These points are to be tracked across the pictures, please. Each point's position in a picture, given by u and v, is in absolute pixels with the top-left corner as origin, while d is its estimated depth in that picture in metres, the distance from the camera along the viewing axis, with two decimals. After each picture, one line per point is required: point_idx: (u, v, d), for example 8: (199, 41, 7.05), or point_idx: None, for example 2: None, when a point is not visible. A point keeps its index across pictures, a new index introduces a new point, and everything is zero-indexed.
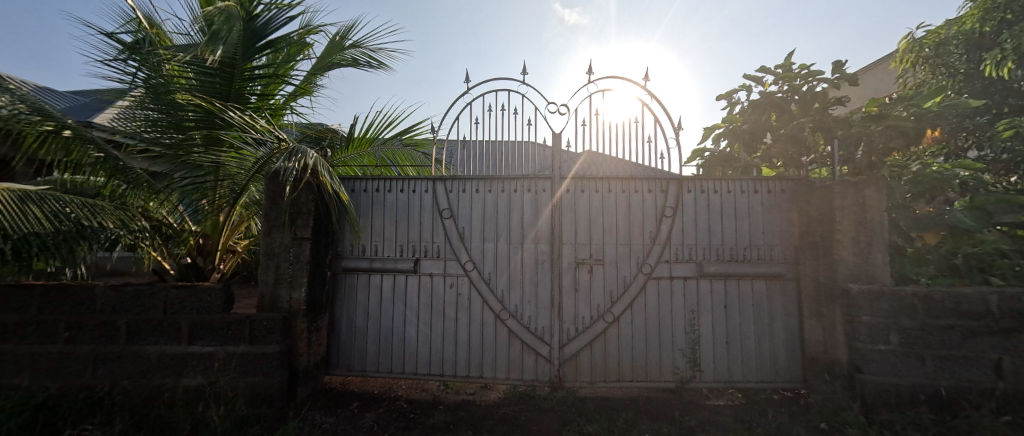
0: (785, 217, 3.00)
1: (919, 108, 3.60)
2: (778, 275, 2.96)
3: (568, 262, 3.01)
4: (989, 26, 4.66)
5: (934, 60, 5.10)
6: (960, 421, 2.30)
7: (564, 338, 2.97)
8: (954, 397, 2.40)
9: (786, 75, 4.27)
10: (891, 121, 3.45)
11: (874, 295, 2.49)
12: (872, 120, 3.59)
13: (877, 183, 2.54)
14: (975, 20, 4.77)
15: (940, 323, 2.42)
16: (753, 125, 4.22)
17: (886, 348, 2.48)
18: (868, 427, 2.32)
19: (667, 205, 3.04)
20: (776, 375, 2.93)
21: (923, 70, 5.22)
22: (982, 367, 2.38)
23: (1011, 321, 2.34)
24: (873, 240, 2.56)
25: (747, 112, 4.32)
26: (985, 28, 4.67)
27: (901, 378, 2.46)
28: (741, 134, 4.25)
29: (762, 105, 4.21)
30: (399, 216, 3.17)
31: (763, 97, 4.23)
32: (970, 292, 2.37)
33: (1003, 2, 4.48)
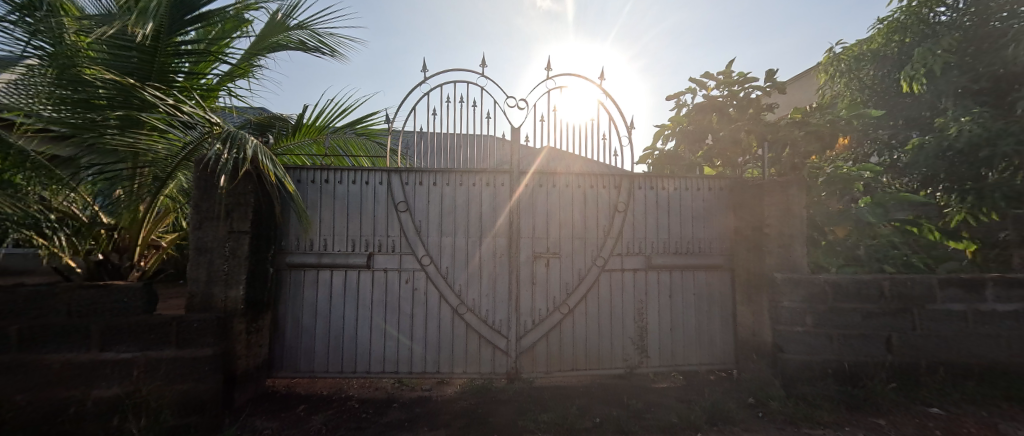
0: (723, 214, 3.27)
1: (834, 117, 4.05)
2: (716, 267, 3.22)
3: (525, 256, 3.06)
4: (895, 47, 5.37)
5: (847, 75, 5.84)
6: (858, 390, 2.70)
7: (520, 330, 3.01)
8: (856, 369, 2.80)
9: (725, 81, 4.60)
10: (811, 127, 3.87)
11: (798, 283, 2.79)
12: (797, 125, 3.98)
13: (799, 183, 2.84)
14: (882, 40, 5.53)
15: (845, 306, 2.79)
16: (697, 125, 4.51)
17: (802, 329, 2.80)
18: (788, 401, 2.65)
19: (619, 201, 3.18)
20: (713, 357, 3.20)
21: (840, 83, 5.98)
22: (877, 342, 2.80)
23: (897, 303, 2.81)
24: (797, 234, 2.87)
25: (691, 114, 4.62)
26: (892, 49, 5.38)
27: (814, 355, 2.79)
28: (686, 134, 4.53)
29: (705, 108, 4.51)
30: (351, 209, 3.02)
31: (705, 100, 4.53)
32: (869, 278, 2.77)
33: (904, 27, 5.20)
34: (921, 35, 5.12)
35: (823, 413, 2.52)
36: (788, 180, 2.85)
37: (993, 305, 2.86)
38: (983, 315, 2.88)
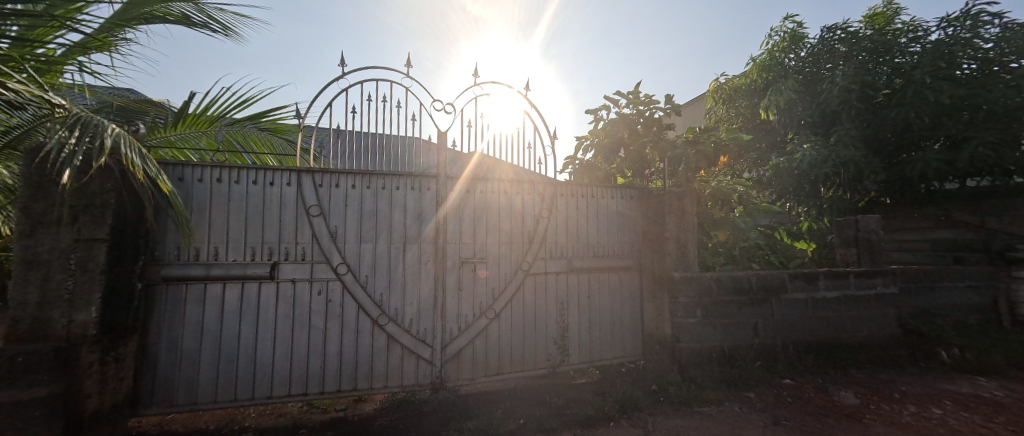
0: (634, 220, 3.58)
1: (718, 139, 4.71)
2: (627, 268, 3.51)
3: (452, 262, 3.00)
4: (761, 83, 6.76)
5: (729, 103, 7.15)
6: (734, 369, 3.25)
7: (446, 338, 2.94)
8: (732, 353, 3.35)
9: (635, 101, 5.07)
10: (700, 147, 4.47)
11: (691, 281, 3.23)
12: (689, 144, 4.57)
13: (691, 194, 3.31)
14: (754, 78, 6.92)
15: (723, 298, 3.32)
16: (611, 139, 4.88)
17: (693, 320, 3.24)
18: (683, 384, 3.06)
19: (543, 207, 3.30)
20: (624, 351, 3.48)
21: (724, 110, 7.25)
22: (746, 328, 3.41)
23: (760, 294, 3.44)
24: (687, 238, 3.34)
25: (606, 128, 4.98)
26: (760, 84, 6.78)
27: (702, 343, 3.27)
28: (602, 147, 4.88)
29: (617, 124, 4.91)
30: (250, 212, 2.65)
31: (617, 117, 4.92)
32: (741, 274, 3.35)
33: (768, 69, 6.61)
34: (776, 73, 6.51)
35: (710, 392, 2.97)
36: (682, 191, 3.30)
37: (824, 292, 3.84)
38: (816, 301, 3.79)
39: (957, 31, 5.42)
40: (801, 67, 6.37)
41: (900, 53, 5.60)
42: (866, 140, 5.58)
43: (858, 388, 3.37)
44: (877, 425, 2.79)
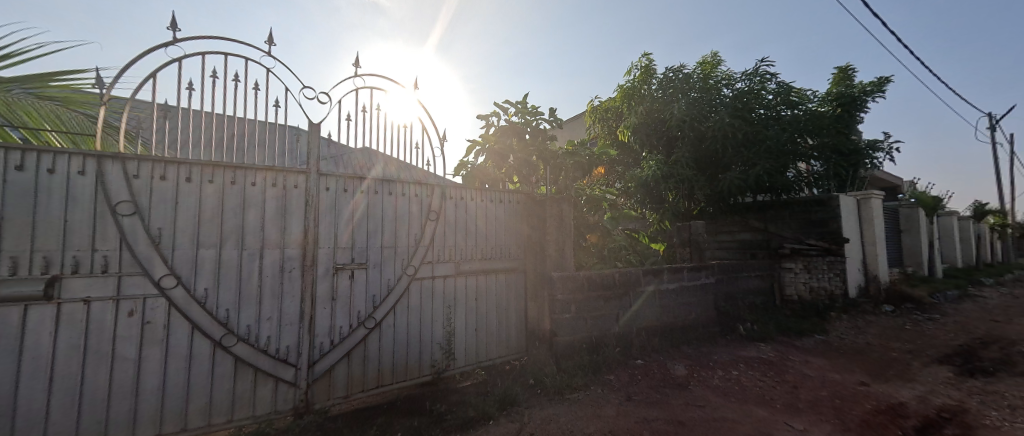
0: (521, 223, 3.71)
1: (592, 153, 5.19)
2: (513, 270, 3.62)
3: (324, 269, 2.67)
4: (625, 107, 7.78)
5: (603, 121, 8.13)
6: (599, 356, 3.71)
7: (314, 354, 2.61)
8: (598, 341, 3.84)
9: (522, 110, 5.18)
10: (577, 158, 4.87)
11: (567, 279, 3.61)
12: (568, 155, 4.93)
13: (568, 201, 3.81)
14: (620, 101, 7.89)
15: (594, 294, 3.80)
16: (502, 145, 4.78)
17: (569, 315, 3.63)
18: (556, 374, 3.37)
19: (431, 209, 3.17)
20: (509, 350, 3.58)
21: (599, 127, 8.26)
22: (610, 319, 3.97)
23: (622, 287, 4.07)
24: (565, 241, 3.78)
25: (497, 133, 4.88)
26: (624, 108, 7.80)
27: (576, 335, 3.68)
28: (494, 152, 4.75)
29: (506, 131, 4.90)
30: (15, 209, 1.93)
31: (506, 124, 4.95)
32: (608, 271, 3.91)
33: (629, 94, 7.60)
34: (636, 99, 7.57)
35: (578, 379, 3.34)
36: (562, 198, 3.77)
37: (666, 284, 4.61)
38: (660, 292, 4.54)
39: (755, 81, 7.05)
40: (653, 94, 7.42)
41: (717, 92, 7.02)
42: (695, 161, 6.99)
43: (686, 360, 4.24)
44: (697, 387, 3.65)
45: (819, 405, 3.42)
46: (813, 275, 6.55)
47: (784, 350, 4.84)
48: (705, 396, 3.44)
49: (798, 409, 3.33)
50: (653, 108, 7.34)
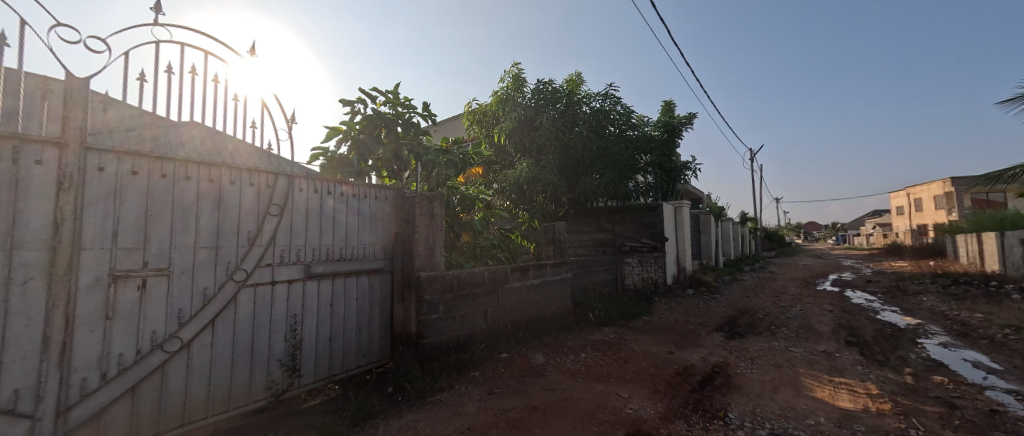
0: (388, 219, 3.44)
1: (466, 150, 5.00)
2: (377, 270, 3.34)
3: (88, 278, 1.99)
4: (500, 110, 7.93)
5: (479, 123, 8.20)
6: (466, 354, 3.69)
7: (73, 395, 1.95)
8: (466, 340, 3.90)
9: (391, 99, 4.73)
10: (450, 155, 4.66)
11: (435, 279, 3.59)
12: (440, 151, 4.73)
13: (440, 199, 3.71)
14: (496, 105, 7.97)
15: (463, 292, 3.88)
16: (368, 136, 4.33)
17: (436, 315, 3.61)
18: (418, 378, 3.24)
19: (273, 203, 2.72)
20: (371, 358, 3.30)
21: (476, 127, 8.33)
22: (478, 317, 4.11)
23: (493, 286, 4.28)
24: (437, 237, 3.67)
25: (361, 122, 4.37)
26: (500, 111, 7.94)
27: (443, 336, 3.67)
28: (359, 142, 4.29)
29: (373, 119, 4.38)
30: None
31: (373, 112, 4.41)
32: (478, 270, 4.04)
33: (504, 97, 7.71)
34: (510, 107, 7.73)
35: (439, 380, 3.25)
36: (434, 196, 3.65)
37: (531, 280, 4.94)
38: (526, 288, 4.85)
39: (609, 102, 7.80)
40: (525, 104, 7.68)
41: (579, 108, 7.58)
42: (561, 168, 7.59)
43: (544, 348, 4.50)
44: (554, 373, 3.90)
45: (641, 374, 4.05)
46: (645, 267, 7.69)
47: (622, 332, 5.49)
48: (558, 380, 3.72)
49: (627, 380, 3.88)
50: (526, 117, 7.68)
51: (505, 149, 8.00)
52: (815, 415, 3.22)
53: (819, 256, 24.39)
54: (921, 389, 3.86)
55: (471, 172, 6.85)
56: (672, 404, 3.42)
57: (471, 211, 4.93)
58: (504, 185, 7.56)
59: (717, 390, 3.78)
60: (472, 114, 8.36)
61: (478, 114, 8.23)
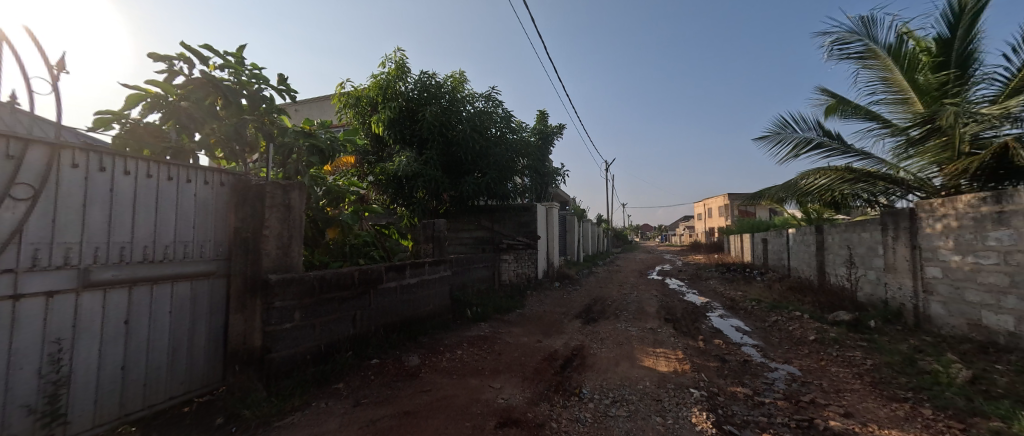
0: (221, 215, 3.01)
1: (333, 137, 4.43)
2: (204, 274, 2.88)
3: None
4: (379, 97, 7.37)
5: (353, 107, 7.51)
6: (328, 366, 3.37)
7: None
8: (330, 348, 3.58)
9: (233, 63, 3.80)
10: (313, 139, 4.11)
11: (288, 282, 3.18)
12: (301, 134, 4.11)
13: (299, 188, 3.35)
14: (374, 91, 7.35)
15: (328, 295, 3.56)
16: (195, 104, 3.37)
17: (290, 324, 3.21)
18: (267, 399, 2.85)
19: (20, 179, 2.01)
20: (193, 383, 2.85)
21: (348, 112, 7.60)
22: (346, 321, 3.78)
23: (362, 286, 3.97)
24: (293, 234, 3.32)
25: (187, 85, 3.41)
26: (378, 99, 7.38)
27: (299, 347, 3.29)
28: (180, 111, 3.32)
29: (204, 84, 3.44)
30: None
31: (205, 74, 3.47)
32: (345, 270, 3.73)
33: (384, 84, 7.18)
34: (391, 97, 7.21)
35: (293, 399, 2.89)
36: (290, 185, 3.27)
37: (408, 279, 4.74)
38: (402, 287, 4.61)
39: (492, 105, 7.82)
40: (407, 96, 7.24)
41: (463, 106, 7.44)
42: (444, 164, 7.46)
43: (420, 350, 4.30)
44: (429, 373, 3.75)
45: (513, 364, 4.15)
46: (520, 263, 8.06)
47: (498, 327, 5.55)
48: (432, 380, 3.57)
49: (500, 371, 3.95)
50: (408, 110, 7.33)
51: (384, 140, 7.49)
52: (643, 380, 3.81)
53: (650, 252, 29.17)
54: (704, 350, 4.93)
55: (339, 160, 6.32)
56: (537, 388, 3.57)
57: (339, 205, 4.57)
58: (380, 178, 7.15)
59: (575, 370, 4.12)
60: (344, 97, 7.57)
61: (351, 98, 7.50)
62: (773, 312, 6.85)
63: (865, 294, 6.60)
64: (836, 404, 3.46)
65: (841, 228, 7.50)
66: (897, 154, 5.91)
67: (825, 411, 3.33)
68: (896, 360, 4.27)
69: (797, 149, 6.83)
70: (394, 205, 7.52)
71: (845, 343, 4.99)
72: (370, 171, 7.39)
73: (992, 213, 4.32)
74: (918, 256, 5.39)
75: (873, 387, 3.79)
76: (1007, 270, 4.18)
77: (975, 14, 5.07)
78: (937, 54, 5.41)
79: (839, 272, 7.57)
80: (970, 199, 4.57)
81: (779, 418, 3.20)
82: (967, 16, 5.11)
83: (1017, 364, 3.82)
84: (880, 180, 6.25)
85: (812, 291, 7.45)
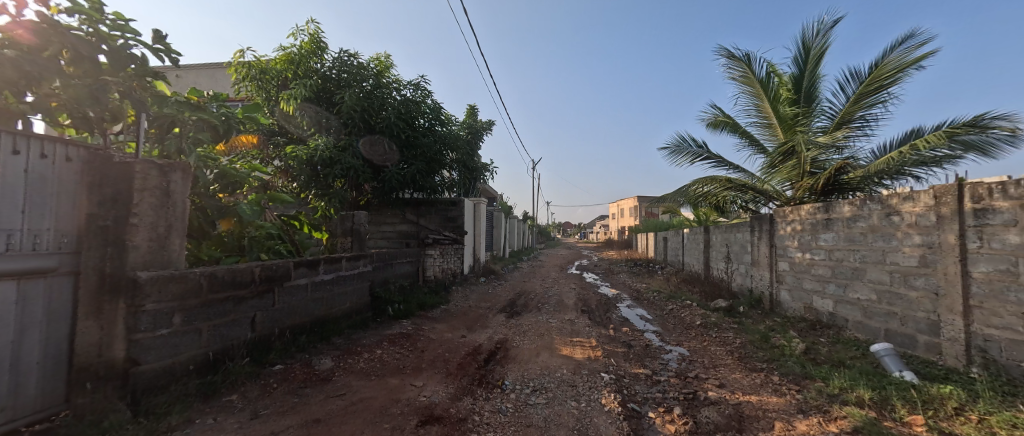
0: (69, 198, 2.47)
1: (229, 111, 3.86)
2: (41, 272, 2.33)
3: None
4: (290, 72, 6.77)
5: (256, 80, 6.81)
6: (216, 376, 2.98)
7: None
8: (219, 356, 3.17)
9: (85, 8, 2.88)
10: (203, 113, 3.51)
11: (164, 281, 2.75)
12: (189, 107, 3.45)
13: (182, 170, 2.90)
14: (285, 64, 6.73)
15: (218, 295, 3.17)
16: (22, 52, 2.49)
17: (167, 330, 2.80)
18: (132, 421, 2.42)
19: None
20: (21, 408, 2.29)
21: (250, 84, 6.86)
22: (242, 324, 3.38)
23: (264, 284, 3.59)
24: (173, 225, 2.88)
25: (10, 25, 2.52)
26: (288, 73, 6.77)
27: (179, 355, 2.87)
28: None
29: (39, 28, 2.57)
30: None
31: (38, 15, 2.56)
32: (242, 267, 3.35)
33: (296, 61, 6.65)
34: (304, 74, 6.74)
35: (170, 418, 2.49)
36: (169, 166, 2.82)
37: (322, 275, 4.38)
38: (315, 284, 4.26)
39: (420, 94, 7.52)
40: (323, 75, 6.79)
41: (389, 93, 7.03)
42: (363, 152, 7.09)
43: (334, 352, 3.98)
44: (342, 376, 3.47)
45: (436, 361, 4.01)
46: (446, 259, 7.81)
47: (421, 324, 5.35)
48: (348, 383, 3.32)
49: (422, 369, 3.80)
50: (323, 90, 6.85)
51: (293, 120, 6.96)
52: (561, 369, 3.92)
53: (568, 248, 30.57)
54: (614, 337, 5.24)
55: (240, 142, 5.67)
56: (461, 383, 3.50)
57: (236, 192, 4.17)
58: (288, 162, 6.54)
59: (499, 363, 4.11)
60: (245, 66, 6.77)
61: (254, 69, 6.75)
62: (670, 302, 7.54)
63: (737, 284, 7.53)
64: (715, 376, 3.90)
65: (722, 229, 8.45)
66: (764, 168, 6.90)
67: (706, 383, 3.72)
68: (756, 337, 4.94)
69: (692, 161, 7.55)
70: (305, 192, 6.97)
71: (722, 325, 5.65)
72: (276, 154, 6.78)
73: (822, 218, 5.23)
74: (774, 253, 6.26)
75: (740, 361, 4.31)
76: (830, 264, 5.07)
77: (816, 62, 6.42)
78: (791, 90, 6.62)
79: (719, 266, 8.55)
80: (809, 207, 5.45)
81: (673, 393, 3.51)
82: (811, 62, 6.45)
83: (836, 337, 4.67)
84: (750, 189, 7.25)
85: (700, 282, 8.35)
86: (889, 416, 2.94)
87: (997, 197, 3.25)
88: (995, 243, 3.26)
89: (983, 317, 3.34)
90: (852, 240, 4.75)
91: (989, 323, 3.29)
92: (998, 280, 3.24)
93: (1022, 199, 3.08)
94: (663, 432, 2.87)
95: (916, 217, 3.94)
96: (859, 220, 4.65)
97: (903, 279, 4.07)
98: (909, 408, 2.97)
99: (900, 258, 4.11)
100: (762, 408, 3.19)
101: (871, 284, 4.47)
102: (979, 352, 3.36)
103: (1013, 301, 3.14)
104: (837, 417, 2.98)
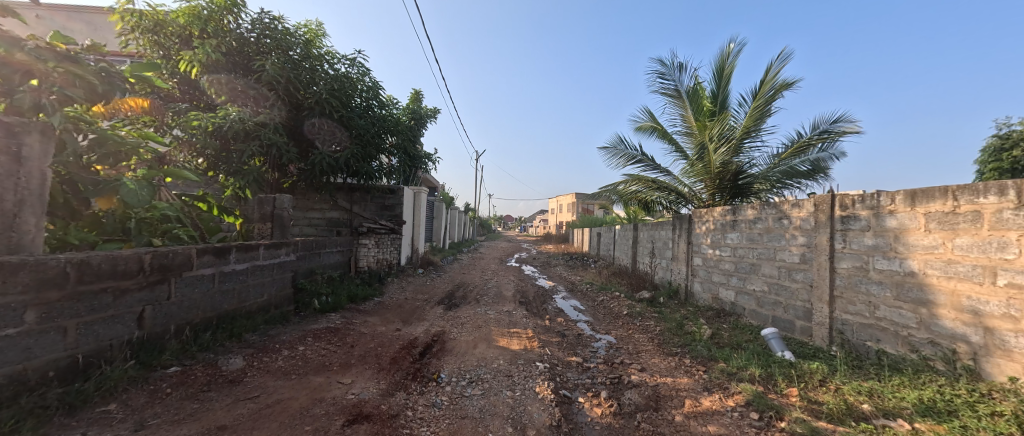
0: None
1: (110, 65, 3.28)
2: None
3: None
4: (195, 28, 6.00)
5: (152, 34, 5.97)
6: (87, 383, 2.55)
7: None
8: (91, 359, 2.70)
9: None
10: (74, 67, 2.98)
11: (8, 269, 2.30)
12: (60, 57, 2.94)
13: (41, 132, 2.61)
14: (190, 18, 5.94)
15: (92, 287, 2.71)
16: None
17: (15, 330, 2.34)
18: None
19: None
20: None
21: (143, 36, 5.99)
22: (125, 322, 2.93)
23: (156, 274, 3.14)
24: (25, 200, 2.54)
25: None
26: (193, 29, 6.00)
27: (30, 360, 2.41)
28: None
29: None
30: None
31: None
32: (127, 254, 2.89)
33: (203, 18, 5.90)
34: (216, 34, 6.02)
35: None
36: (24, 127, 2.52)
37: (233, 265, 3.94)
38: (223, 275, 3.82)
39: (356, 70, 7.00)
40: (240, 37, 6.09)
41: (321, 66, 6.48)
42: (286, 127, 6.51)
43: (245, 350, 3.59)
44: (253, 377, 3.13)
45: (367, 356, 3.78)
46: (381, 249, 7.45)
47: (348, 318, 5.03)
48: (261, 384, 3.00)
49: (351, 365, 3.55)
50: (240, 55, 6.15)
51: (200, 85, 6.21)
52: (496, 360, 3.88)
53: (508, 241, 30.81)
54: (550, 327, 5.32)
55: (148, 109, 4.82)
56: (394, 379, 3.32)
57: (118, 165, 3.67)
58: (191, 131, 5.78)
59: (434, 357, 3.96)
60: (137, 14, 5.86)
61: (148, 20, 5.88)
62: (602, 293, 7.85)
63: (659, 277, 8.00)
64: (637, 361, 4.08)
65: (649, 226, 8.91)
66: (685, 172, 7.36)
67: (630, 368, 3.87)
68: (672, 325, 5.27)
69: (626, 162, 7.86)
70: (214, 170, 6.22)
71: (645, 315, 5.97)
72: (175, 123, 5.95)
73: (730, 219, 5.70)
74: (691, 249, 6.71)
75: (658, 346, 4.58)
76: (734, 259, 5.53)
77: (729, 77, 7.07)
78: (709, 99, 7.15)
79: (645, 261, 9.02)
80: (721, 208, 5.90)
81: (600, 378, 3.63)
82: (725, 76, 7.07)
83: (736, 324, 5.11)
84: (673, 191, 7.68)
85: (628, 275, 8.76)
86: (772, 389, 3.27)
87: (857, 206, 3.71)
88: (854, 244, 3.71)
89: (842, 305, 3.82)
90: (752, 239, 5.21)
91: (846, 310, 3.78)
92: (854, 275, 3.71)
93: (875, 208, 3.55)
94: (590, 415, 2.93)
95: (801, 221, 4.36)
96: (758, 221, 5.11)
97: (788, 273, 4.53)
98: (787, 382, 3.32)
99: (786, 256, 4.56)
100: (675, 388, 3.39)
101: (764, 277, 4.92)
102: (838, 334, 3.84)
103: (863, 291, 3.61)
104: (734, 392, 3.24)
